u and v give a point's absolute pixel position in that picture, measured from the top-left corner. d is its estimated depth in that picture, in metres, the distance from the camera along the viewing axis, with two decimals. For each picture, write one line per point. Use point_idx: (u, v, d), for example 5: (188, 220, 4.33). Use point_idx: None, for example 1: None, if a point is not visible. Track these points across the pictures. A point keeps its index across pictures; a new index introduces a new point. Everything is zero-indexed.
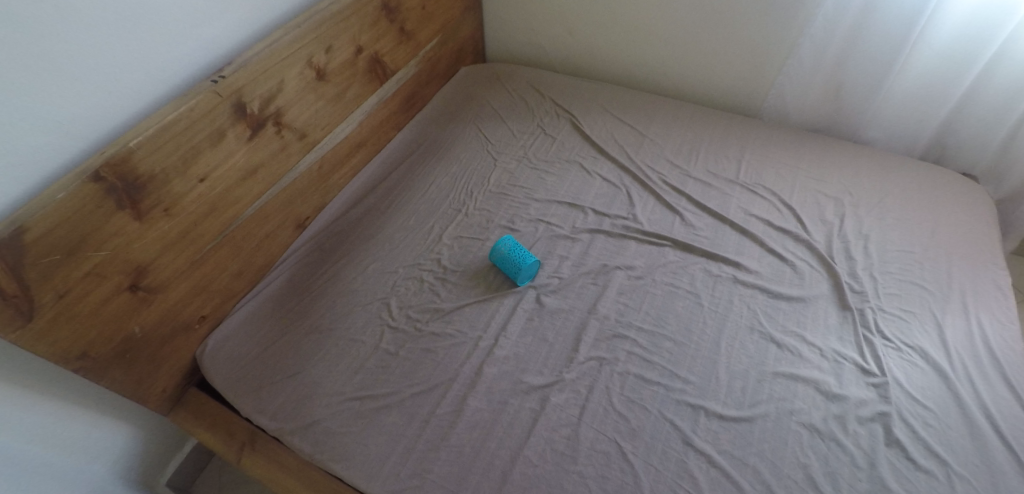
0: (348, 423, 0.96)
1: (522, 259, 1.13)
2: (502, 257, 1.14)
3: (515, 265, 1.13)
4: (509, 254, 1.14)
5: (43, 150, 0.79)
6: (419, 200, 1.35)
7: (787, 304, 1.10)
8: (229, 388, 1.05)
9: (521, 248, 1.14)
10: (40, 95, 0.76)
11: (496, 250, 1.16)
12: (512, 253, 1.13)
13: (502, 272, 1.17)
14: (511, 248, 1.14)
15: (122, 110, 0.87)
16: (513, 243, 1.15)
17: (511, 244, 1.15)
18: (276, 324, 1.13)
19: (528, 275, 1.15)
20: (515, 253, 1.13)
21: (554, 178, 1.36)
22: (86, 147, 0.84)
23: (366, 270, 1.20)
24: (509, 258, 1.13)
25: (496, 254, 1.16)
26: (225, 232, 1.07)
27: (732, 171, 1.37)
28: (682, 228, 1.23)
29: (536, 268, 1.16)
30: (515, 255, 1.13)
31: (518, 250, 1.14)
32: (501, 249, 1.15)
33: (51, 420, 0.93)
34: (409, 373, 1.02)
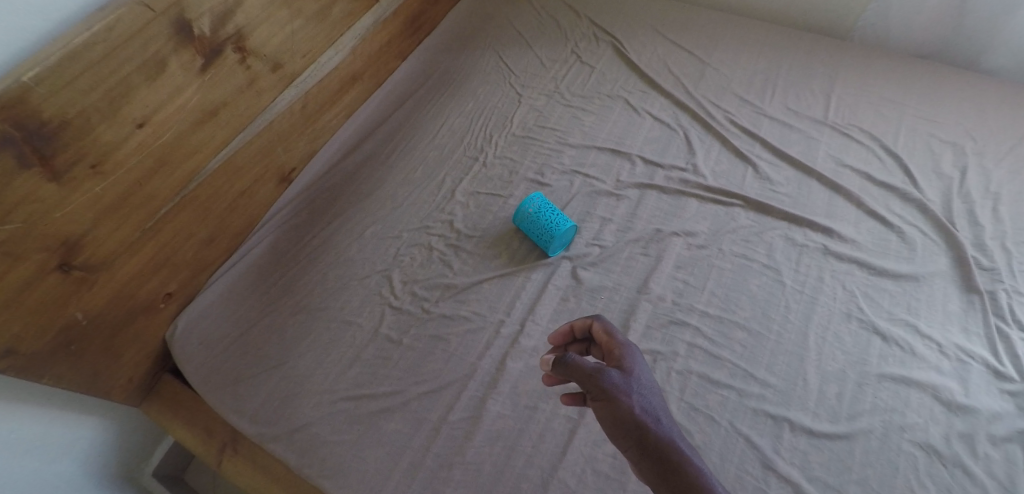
0: (340, 431, 0.77)
1: (554, 223, 0.90)
2: (528, 221, 0.92)
3: (545, 229, 0.90)
4: (536, 216, 0.91)
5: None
6: (428, 145, 1.11)
7: (894, 284, 0.87)
8: (201, 379, 0.87)
9: (552, 208, 0.91)
10: None
11: (520, 211, 0.93)
12: (540, 215, 0.91)
13: (530, 240, 0.94)
14: (538, 208, 0.91)
15: (14, 30, 0.63)
16: (541, 201, 0.92)
17: (539, 203, 0.92)
18: (258, 301, 0.93)
19: (563, 242, 0.91)
20: (544, 215, 0.90)
21: (593, 118, 1.10)
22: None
23: (363, 234, 0.98)
24: (537, 221, 0.91)
25: (520, 217, 0.93)
26: (186, 190, 0.86)
27: (819, 109, 1.09)
28: (755, 182, 0.98)
29: (574, 233, 0.92)
30: (544, 217, 0.90)
31: (548, 211, 0.91)
32: (526, 210, 0.92)
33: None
34: (413, 367, 0.82)
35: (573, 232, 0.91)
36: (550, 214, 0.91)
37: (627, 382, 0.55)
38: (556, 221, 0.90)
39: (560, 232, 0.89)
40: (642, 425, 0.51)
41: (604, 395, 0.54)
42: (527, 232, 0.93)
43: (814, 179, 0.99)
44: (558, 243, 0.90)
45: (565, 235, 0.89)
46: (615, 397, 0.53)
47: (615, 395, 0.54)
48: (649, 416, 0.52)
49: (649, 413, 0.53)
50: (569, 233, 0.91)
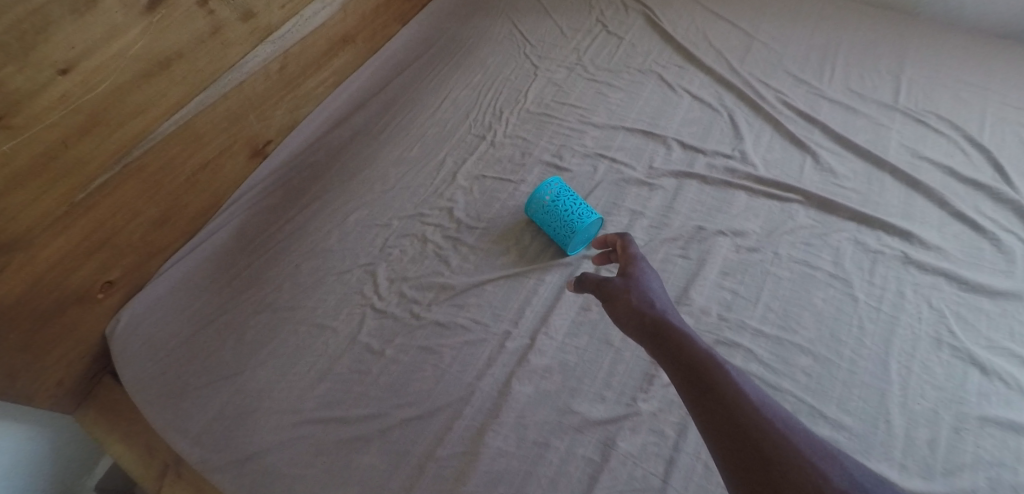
0: (303, 464, 0.61)
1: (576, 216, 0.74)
2: (544, 213, 0.76)
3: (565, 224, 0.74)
4: (554, 207, 0.75)
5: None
6: (427, 120, 0.95)
7: (991, 303, 0.69)
8: (139, 388, 0.71)
9: (573, 198, 0.75)
10: None
11: (534, 200, 0.77)
12: (560, 206, 0.75)
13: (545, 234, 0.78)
14: (556, 198, 0.75)
15: None
16: (560, 189, 0.76)
17: (557, 191, 0.76)
18: (216, 295, 0.78)
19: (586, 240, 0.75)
20: (564, 206, 0.75)
21: (621, 94, 0.94)
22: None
23: (346, 220, 0.83)
24: (555, 213, 0.75)
25: (534, 208, 0.77)
26: (129, 157, 0.70)
27: (888, 92, 0.93)
28: (815, 174, 0.82)
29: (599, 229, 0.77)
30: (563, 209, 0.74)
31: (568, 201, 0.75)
32: (541, 200, 0.76)
33: None
34: (397, 386, 0.66)
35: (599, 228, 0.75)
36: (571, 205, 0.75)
37: (629, 278, 0.52)
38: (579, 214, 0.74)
39: (583, 228, 0.73)
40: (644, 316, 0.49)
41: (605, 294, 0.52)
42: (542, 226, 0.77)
43: (886, 173, 0.82)
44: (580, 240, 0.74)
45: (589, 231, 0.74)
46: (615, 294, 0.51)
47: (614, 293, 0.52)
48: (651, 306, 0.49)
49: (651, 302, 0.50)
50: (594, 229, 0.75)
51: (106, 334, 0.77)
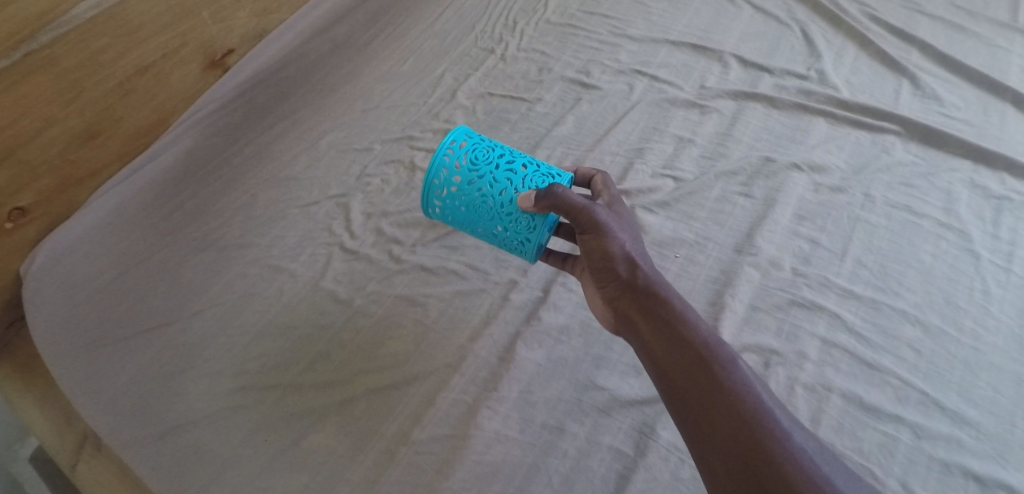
0: (237, 443, 0.46)
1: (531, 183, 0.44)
2: (462, 202, 0.45)
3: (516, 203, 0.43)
4: (480, 183, 0.44)
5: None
6: (425, 32, 0.78)
7: None
8: (44, 340, 0.54)
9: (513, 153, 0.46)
10: None
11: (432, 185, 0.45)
12: (492, 175, 0.44)
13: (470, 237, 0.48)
14: (475, 165, 0.44)
15: None
16: (480, 144, 0.45)
17: (473, 152, 0.45)
18: (152, 232, 0.63)
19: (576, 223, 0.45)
20: (499, 175, 0.45)
21: (663, 4, 0.76)
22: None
23: (317, 145, 0.68)
24: (487, 191, 0.44)
25: (432, 200, 0.46)
26: (31, 44, 0.53)
27: (1004, 9, 0.73)
28: (914, 100, 0.64)
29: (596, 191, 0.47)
30: (500, 179, 0.44)
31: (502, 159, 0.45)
32: (443, 180, 0.45)
33: None
34: (366, 345, 0.51)
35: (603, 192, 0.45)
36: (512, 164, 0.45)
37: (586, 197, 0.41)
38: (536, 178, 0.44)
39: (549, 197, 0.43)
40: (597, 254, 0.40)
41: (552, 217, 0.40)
42: (468, 224, 0.46)
43: (1007, 101, 0.64)
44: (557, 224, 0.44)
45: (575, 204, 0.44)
46: (574, 216, 0.40)
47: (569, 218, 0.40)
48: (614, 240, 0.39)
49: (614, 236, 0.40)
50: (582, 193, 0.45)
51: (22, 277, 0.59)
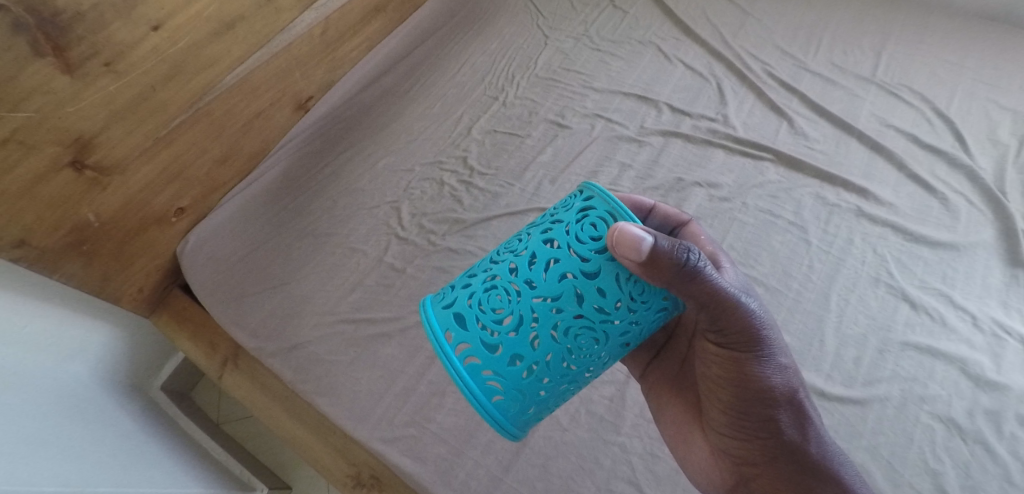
0: (336, 351, 0.79)
1: (573, 261, 0.41)
2: (549, 362, 0.42)
3: (596, 285, 0.41)
4: (543, 325, 0.41)
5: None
6: (448, 82, 1.08)
7: (930, 251, 0.80)
8: (206, 292, 0.87)
9: (504, 278, 0.44)
10: None
11: (512, 404, 0.43)
12: (537, 304, 0.41)
13: (589, 382, 0.45)
14: (502, 309, 0.42)
15: None
16: (470, 314, 0.43)
17: (480, 330, 0.42)
18: (266, 225, 0.93)
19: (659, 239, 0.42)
20: (543, 289, 0.42)
21: (620, 63, 1.04)
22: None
23: (375, 166, 0.98)
24: (558, 316, 0.41)
25: (524, 414, 0.44)
26: (199, 104, 0.84)
27: (867, 67, 1.00)
28: (788, 137, 0.92)
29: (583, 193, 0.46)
30: (555, 295, 0.41)
31: (506, 293, 0.43)
32: (507, 386, 0.42)
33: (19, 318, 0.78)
34: (414, 296, 0.82)
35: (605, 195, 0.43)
36: (527, 280, 0.42)
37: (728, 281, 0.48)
38: (563, 250, 0.42)
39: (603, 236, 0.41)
40: (742, 353, 0.53)
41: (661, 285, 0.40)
42: (578, 373, 0.43)
43: (853, 138, 0.92)
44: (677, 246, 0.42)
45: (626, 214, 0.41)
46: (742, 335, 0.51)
47: (684, 278, 0.41)
48: (761, 343, 0.52)
49: (763, 340, 0.52)
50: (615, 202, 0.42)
51: (176, 252, 0.94)
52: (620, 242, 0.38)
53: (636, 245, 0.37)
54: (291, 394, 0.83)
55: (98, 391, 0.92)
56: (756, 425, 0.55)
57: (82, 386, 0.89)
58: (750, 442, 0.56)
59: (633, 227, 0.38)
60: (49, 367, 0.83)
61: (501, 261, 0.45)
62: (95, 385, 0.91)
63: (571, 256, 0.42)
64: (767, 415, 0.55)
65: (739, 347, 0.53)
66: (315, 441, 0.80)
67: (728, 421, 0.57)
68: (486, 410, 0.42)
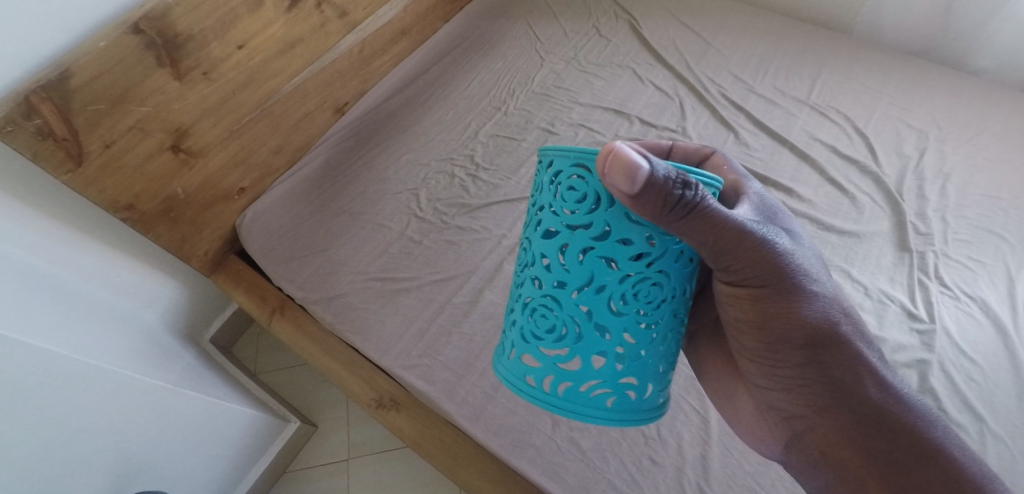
0: (366, 301, 1.01)
1: (579, 238, 0.55)
2: (619, 325, 0.56)
3: (611, 242, 0.54)
4: (595, 308, 0.56)
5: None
6: (460, 94, 1.28)
7: (837, 238, 1.01)
8: (262, 255, 1.09)
9: (542, 298, 0.58)
10: None
11: (625, 390, 0.58)
12: (580, 295, 0.56)
13: (668, 321, 0.59)
14: (561, 323, 0.57)
15: None
16: (539, 350, 0.59)
17: (554, 358, 0.58)
18: (309, 204, 1.14)
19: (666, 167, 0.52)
20: (577, 278, 0.56)
21: (602, 82, 1.26)
22: (114, 11, 0.85)
23: (399, 160, 1.19)
24: (602, 289, 0.55)
25: (639, 384, 0.59)
26: (264, 106, 1.07)
27: (804, 90, 1.20)
28: (733, 147, 1.13)
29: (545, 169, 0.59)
30: (585, 276, 0.55)
31: (554, 309, 0.57)
32: (605, 371, 0.57)
33: (107, 265, 1.00)
34: (429, 261, 1.05)
35: (559, 156, 0.56)
36: (560, 285, 0.57)
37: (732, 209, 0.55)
38: (566, 237, 0.56)
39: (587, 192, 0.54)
40: (753, 289, 0.60)
41: (658, 207, 0.49)
42: (650, 319, 0.57)
43: (786, 148, 1.13)
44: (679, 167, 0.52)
45: (585, 157, 0.54)
46: (754, 267, 0.58)
47: (679, 197, 0.49)
48: (768, 277, 0.59)
49: (770, 273, 0.59)
50: (571, 155, 0.55)
51: (235, 224, 1.14)
52: (611, 163, 0.48)
53: (627, 162, 0.48)
54: (329, 339, 1.04)
55: (163, 335, 1.13)
56: (783, 362, 0.62)
57: (153, 330, 1.11)
58: (781, 379, 0.64)
59: (624, 151, 0.48)
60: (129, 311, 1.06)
61: (530, 285, 0.60)
62: (162, 331, 1.13)
63: (575, 237, 0.55)
64: (788, 343, 0.61)
65: (747, 284, 0.60)
66: (345, 373, 1.01)
67: (756, 361, 0.65)
68: (611, 412, 0.58)
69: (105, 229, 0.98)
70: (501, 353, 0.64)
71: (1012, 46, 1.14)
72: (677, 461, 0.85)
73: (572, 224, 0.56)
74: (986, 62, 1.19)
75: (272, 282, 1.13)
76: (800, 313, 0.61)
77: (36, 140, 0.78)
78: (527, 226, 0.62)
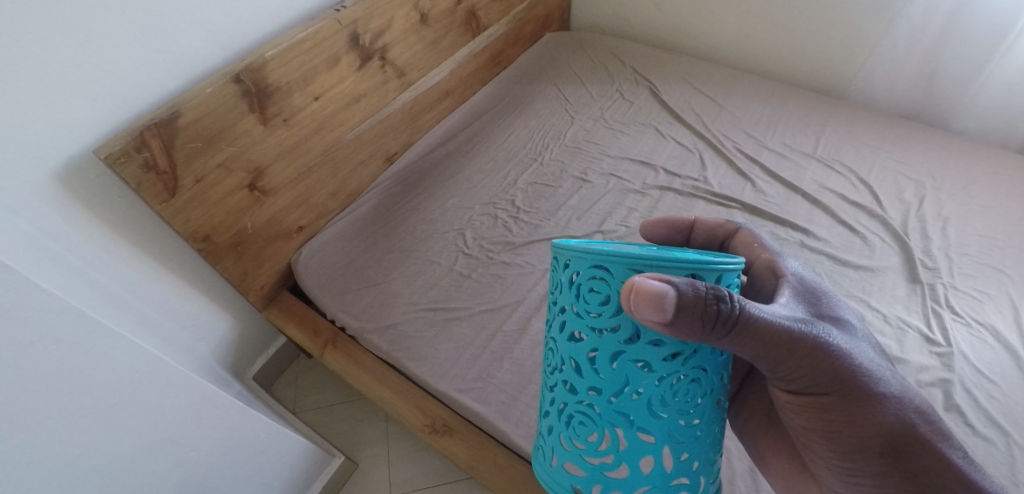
0: (420, 329, 1.07)
1: (608, 342, 0.56)
2: (663, 425, 0.56)
3: (638, 345, 0.55)
4: (634, 414, 0.55)
5: (183, 53, 0.92)
6: (498, 147, 1.41)
7: (854, 272, 1.11)
8: (318, 288, 1.15)
9: (579, 404, 0.58)
10: (203, 15, 0.92)
11: (677, 489, 0.58)
12: (617, 402, 0.56)
13: (708, 414, 0.59)
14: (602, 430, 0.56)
15: (249, 31, 1.00)
16: (581, 457, 0.58)
17: (599, 467, 0.57)
18: (362, 241, 1.22)
19: (682, 271, 0.54)
20: (613, 386, 0.56)
21: (627, 138, 1.40)
22: (216, 64, 0.97)
23: (445, 204, 1.28)
24: (639, 394, 0.55)
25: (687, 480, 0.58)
26: (329, 151, 1.17)
27: (810, 145, 1.35)
28: (751, 193, 1.25)
29: (563, 266, 0.60)
30: (621, 382, 0.55)
31: (593, 417, 0.57)
32: (654, 472, 0.57)
33: (172, 296, 1.05)
34: (480, 293, 1.12)
35: (574, 257, 0.57)
36: (595, 391, 0.56)
37: (778, 319, 0.57)
38: (593, 342, 0.56)
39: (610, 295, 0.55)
40: (814, 395, 0.61)
41: (700, 326, 0.51)
42: (691, 415, 0.57)
43: (798, 195, 1.25)
44: (694, 265, 0.54)
45: (601, 260, 0.54)
46: (809, 372, 0.60)
47: (712, 310, 0.52)
48: (827, 379, 0.60)
49: (830, 377, 0.60)
50: (586, 258, 0.56)
51: (290, 261, 1.21)
52: (637, 298, 0.49)
53: (651, 295, 0.49)
54: (381, 369, 1.08)
55: (212, 368, 1.16)
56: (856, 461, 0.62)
57: (203, 362, 1.14)
58: (858, 478, 0.64)
59: (646, 289, 0.49)
60: (185, 345, 1.10)
61: (562, 391, 0.60)
62: (212, 364, 1.16)
63: (604, 341, 0.56)
64: (857, 443, 0.62)
65: (810, 391, 0.62)
66: (398, 400, 1.04)
67: (830, 464, 0.66)
68: None
69: (177, 260, 1.04)
70: (544, 458, 0.63)
71: (989, 110, 1.29)
72: (727, 475, 0.86)
73: (600, 328, 0.56)
74: (970, 124, 1.34)
75: (323, 316, 1.17)
76: (867, 411, 0.61)
77: (142, 172, 0.86)
78: (550, 325, 0.62)
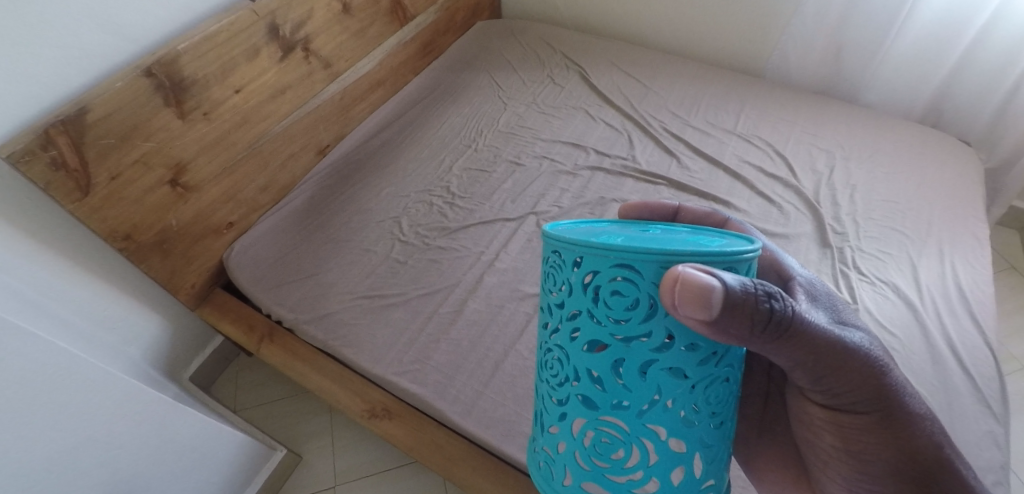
0: (355, 317, 1.08)
1: (639, 351, 0.49)
2: (694, 430, 0.52)
3: (673, 351, 0.50)
4: (667, 424, 0.50)
5: (87, 48, 0.89)
6: (432, 135, 1.42)
7: (770, 239, 1.17)
8: (251, 283, 1.14)
9: (602, 420, 0.51)
10: (105, 8, 0.89)
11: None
12: (649, 414, 0.50)
13: (731, 415, 0.56)
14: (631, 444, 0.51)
15: (159, 24, 0.98)
16: (604, 476, 0.52)
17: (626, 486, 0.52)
18: (297, 234, 1.21)
19: (716, 265, 0.49)
20: (646, 396, 0.50)
21: (559, 121, 1.43)
22: (125, 59, 0.95)
23: (380, 193, 1.29)
24: (671, 403, 0.50)
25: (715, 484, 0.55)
26: (255, 145, 1.16)
27: (731, 122, 1.41)
28: (677, 170, 1.30)
29: (570, 265, 0.52)
30: (656, 392, 0.50)
31: (623, 433, 0.51)
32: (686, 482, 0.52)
33: (94, 298, 1.03)
34: (416, 278, 1.13)
35: (590, 256, 0.49)
36: (621, 405, 0.50)
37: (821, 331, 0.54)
38: (620, 351, 0.50)
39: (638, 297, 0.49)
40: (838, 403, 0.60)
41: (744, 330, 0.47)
42: (720, 416, 0.54)
43: (720, 170, 1.31)
44: (733, 259, 0.49)
45: (627, 259, 0.48)
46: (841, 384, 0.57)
47: (757, 309, 0.48)
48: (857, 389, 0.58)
49: (860, 388, 0.58)
50: (609, 257, 0.48)
51: (221, 257, 1.19)
52: (682, 294, 0.44)
53: (702, 295, 0.44)
54: (319, 359, 1.08)
55: (144, 370, 1.14)
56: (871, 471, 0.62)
57: (133, 365, 1.11)
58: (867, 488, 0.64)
59: (697, 285, 0.44)
60: (112, 347, 1.08)
61: (577, 405, 0.53)
62: (143, 366, 1.14)
63: (632, 350, 0.50)
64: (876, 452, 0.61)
65: (841, 403, 0.60)
66: (336, 387, 1.04)
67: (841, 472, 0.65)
68: None
69: (97, 262, 1.01)
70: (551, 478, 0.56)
71: (889, 83, 1.40)
72: None
73: (627, 336, 0.50)
74: (875, 97, 1.44)
75: (259, 311, 1.16)
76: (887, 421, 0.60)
77: (50, 171, 0.84)
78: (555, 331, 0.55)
